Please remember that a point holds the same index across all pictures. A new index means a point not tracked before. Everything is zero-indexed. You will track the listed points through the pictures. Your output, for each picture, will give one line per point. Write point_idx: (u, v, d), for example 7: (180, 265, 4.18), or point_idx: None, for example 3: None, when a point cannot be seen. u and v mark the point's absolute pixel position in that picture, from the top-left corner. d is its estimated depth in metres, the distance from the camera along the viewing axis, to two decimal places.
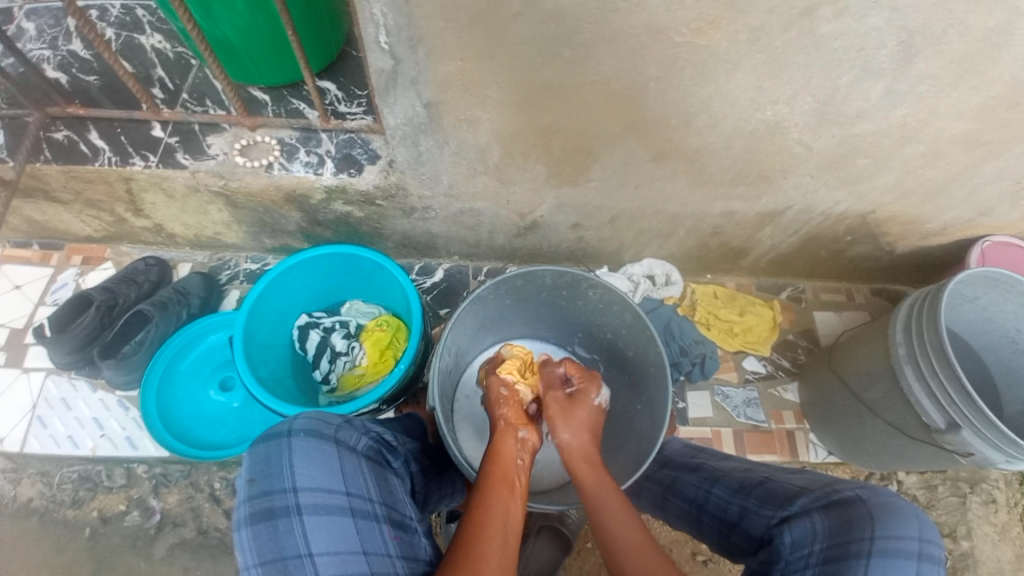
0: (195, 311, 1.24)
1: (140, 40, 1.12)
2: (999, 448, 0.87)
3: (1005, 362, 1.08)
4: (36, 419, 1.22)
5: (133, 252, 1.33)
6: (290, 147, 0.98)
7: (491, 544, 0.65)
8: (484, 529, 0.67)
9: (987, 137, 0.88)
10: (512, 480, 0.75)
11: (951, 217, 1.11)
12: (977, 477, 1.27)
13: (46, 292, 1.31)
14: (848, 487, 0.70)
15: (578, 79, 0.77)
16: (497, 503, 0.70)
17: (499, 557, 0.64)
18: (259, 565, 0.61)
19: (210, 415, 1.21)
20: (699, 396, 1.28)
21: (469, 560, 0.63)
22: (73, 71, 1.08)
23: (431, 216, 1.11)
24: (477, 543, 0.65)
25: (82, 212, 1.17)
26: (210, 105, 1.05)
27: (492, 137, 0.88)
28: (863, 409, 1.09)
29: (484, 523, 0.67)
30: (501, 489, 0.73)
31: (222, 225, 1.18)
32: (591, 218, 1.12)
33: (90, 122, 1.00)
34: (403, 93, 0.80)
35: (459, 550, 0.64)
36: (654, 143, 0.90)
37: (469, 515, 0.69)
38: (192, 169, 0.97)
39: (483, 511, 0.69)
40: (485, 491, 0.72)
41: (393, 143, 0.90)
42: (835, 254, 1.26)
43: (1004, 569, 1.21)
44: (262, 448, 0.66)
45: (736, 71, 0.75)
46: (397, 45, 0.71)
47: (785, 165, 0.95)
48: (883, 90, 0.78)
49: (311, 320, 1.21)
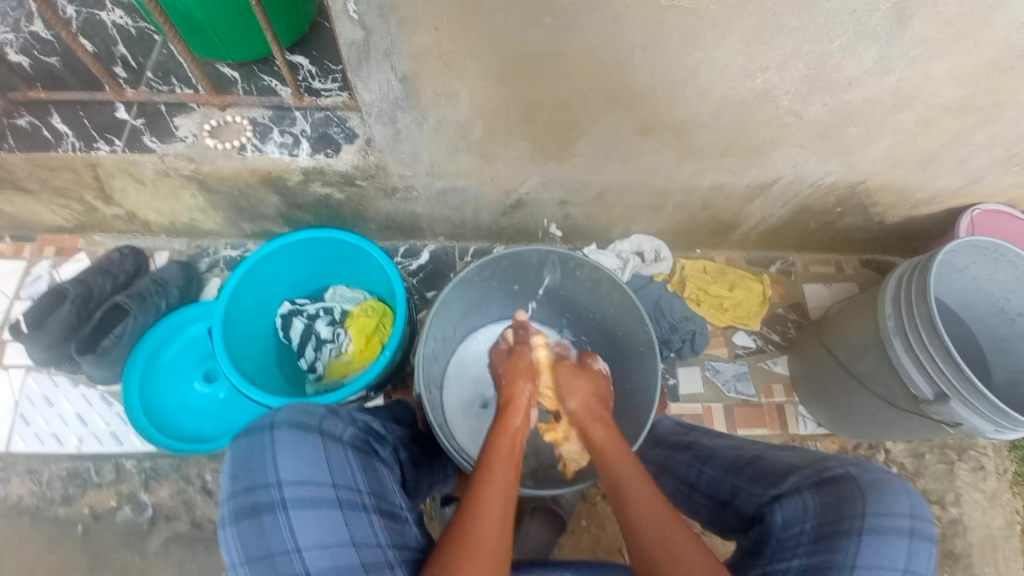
0: (174, 302, 1.21)
1: (101, 16, 1.07)
2: (988, 417, 0.87)
3: (994, 330, 1.08)
4: (18, 418, 1.19)
5: (106, 241, 1.29)
6: (263, 127, 0.94)
7: (492, 523, 0.63)
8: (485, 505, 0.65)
9: (980, 103, 0.86)
10: (516, 459, 0.74)
11: (941, 185, 1.10)
12: (966, 445, 1.28)
13: (20, 286, 1.27)
14: (839, 464, 0.69)
15: (562, 50, 0.74)
16: (501, 477, 0.69)
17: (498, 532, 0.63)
18: (246, 562, 0.60)
19: (195, 407, 1.19)
20: (691, 372, 1.27)
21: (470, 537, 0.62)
22: (34, 52, 1.03)
23: (414, 197, 1.08)
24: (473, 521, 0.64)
25: (51, 201, 1.13)
26: (176, 83, 1.00)
27: (472, 113, 0.85)
28: (853, 383, 1.09)
29: (484, 501, 0.66)
30: (507, 465, 0.72)
31: (197, 211, 1.15)
32: (578, 195, 1.10)
33: (52, 106, 0.96)
34: (378, 67, 0.76)
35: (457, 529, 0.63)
36: (640, 115, 0.87)
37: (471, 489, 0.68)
38: (160, 152, 0.93)
39: (486, 486, 0.68)
40: (489, 468, 0.71)
41: (370, 121, 0.87)
42: (825, 226, 1.25)
43: (993, 535, 1.23)
44: (245, 443, 0.65)
45: (724, 38, 0.73)
46: (368, 15, 0.68)
47: (775, 135, 0.93)
48: (875, 56, 0.76)
49: (294, 307, 1.19)
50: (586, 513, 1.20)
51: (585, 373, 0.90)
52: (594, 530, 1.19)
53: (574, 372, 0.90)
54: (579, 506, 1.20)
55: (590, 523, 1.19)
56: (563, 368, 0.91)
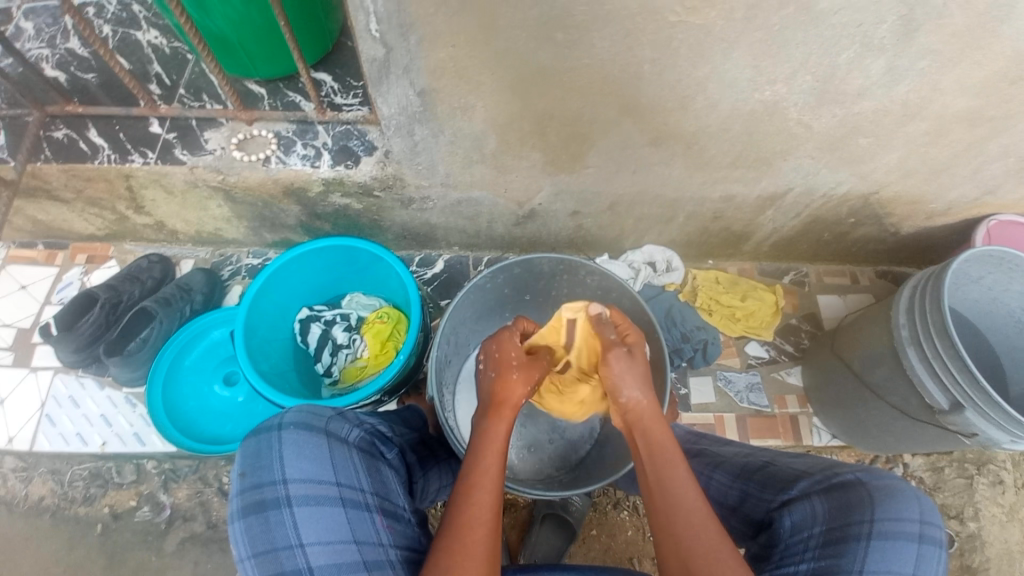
0: (198, 307, 1.24)
1: (136, 36, 1.12)
2: (1004, 428, 0.86)
3: (1010, 341, 1.08)
4: (45, 417, 1.24)
5: (135, 249, 1.34)
6: (287, 140, 0.98)
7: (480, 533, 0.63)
8: (476, 512, 0.64)
9: (991, 113, 0.87)
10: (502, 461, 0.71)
11: (956, 195, 1.10)
12: (985, 459, 1.26)
13: (52, 291, 1.32)
14: (849, 470, 0.70)
15: (574, 63, 0.76)
16: (491, 480, 0.68)
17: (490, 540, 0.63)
18: (252, 556, 0.62)
19: (216, 409, 1.22)
20: (702, 382, 1.27)
21: (464, 544, 0.62)
22: (71, 69, 1.08)
23: (429, 207, 1.11)
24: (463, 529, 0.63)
25: (84, 210, 1.18)
26: (207, 99, 1.05)
27: (487, 125, 0.88)
28: (867, 393, 1.08)
29: (476, 506, 0.65)
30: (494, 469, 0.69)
31: (222, 221, 1.19)
32: (590, 205, 1.12)
33: (89, 120, 1.01)
34: (397, 82, 0.80)
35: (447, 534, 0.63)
36: (651, 126, 0.89)
37: (456, 493, 0.67)
38: (191, 164, 0.98)
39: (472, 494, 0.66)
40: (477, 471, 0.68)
41: (389, 133, 0.90)
42: (839, 236, 1.25)
43: (1012, 551, 1.21)
44: (253, 442, 0.67)
45: (732, 51, 0.75)
46: (389, 33, 0.71)
47: (786, 146, 0.94)
48: (883, 66, 0.77)
49: (312, 313, 1.22)
50: (597, 522, 1.20)
51: (643, 361, 0.79)
52: (604, 540, 1.19)
53: (630, 360, 0.78)
54: (590, 515, 1.20)
55: (601, 532, 1.20)
56: (615, 354, 0.79)
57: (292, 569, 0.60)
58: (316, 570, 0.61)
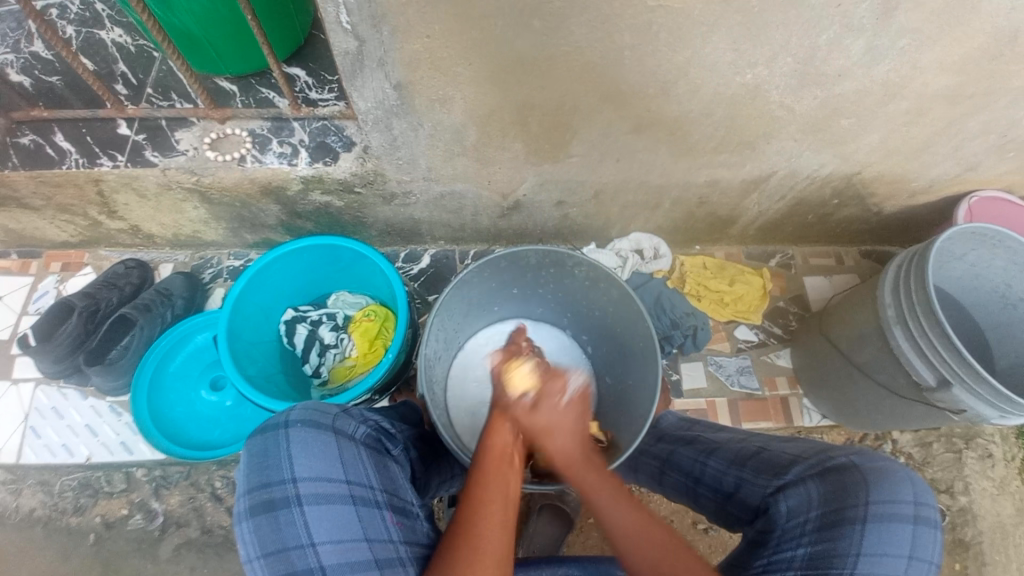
0: (179, 312, 1.22)
1: (100, 35, 1.09)
2: (992, 403, 0.87)
3: (995, 317, 1.09)
4: (28, 430, 1.21)
5: (112, 255, 1.31)
6: (262, 138, 0.96)
7: (492, 527, 0.62)
8: (486, 505, 0.64)
9: (972, 90, 0.87)
10: (510, 460, 0.69)
11: (938, 173, 1.10)
12: (972, 433, 1.28)
13: (28, 301, 1.29)
14: (842, 453, 0.70)
15: (553, 51, 0.75)
16: (494, 484, 0.66)
17: (502, 535, 0.62)
18: (261, 557, 0.60)
19: (202, 414, 1.20)
20: (693, 368, 1.27)
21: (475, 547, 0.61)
22: (35, 72, 1.05)
23: (412, 202, 1.09)
24: (477, 520, 0.63)
25: (55, 217, 1.14)
26: (176, 98, 1.02)
27: (467, 117, 0.86)
28: (857, 372, 1.09)
29: (483, 501, 0.64)
30: (503, 466, 0.68)
31: (200, 223, 1.16)
32: (575, 195, 1.11)
33: (55, 124, 0.97)
34: (372, 76, 0.78)
35: (461, 532, 0.62)
36: (633, 113, 0.88)
37: (464, 494, 0.66)
38: (163, 166, 0.95)
39: (481, 486, 0.66)
40: (483, 473, 0.67)
41: (366, 128, 0.88)
42: (823, 218, 1.25)
43: (1002, 522, 1.23)
44: (259, 440, 0.65)
45: (712, 35, 0.73)
46: (361, 25, 0.69)
47: (769, 130, 0.94)
48: (863, 47, 0.77)
49: (297, 314, 1.20)
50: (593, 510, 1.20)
51: (549, 408, 0.73)
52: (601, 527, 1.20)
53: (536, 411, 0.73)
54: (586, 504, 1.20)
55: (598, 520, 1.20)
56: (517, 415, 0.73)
57: (304, 570, 0.59)
58: (329, 570, 0.59)
